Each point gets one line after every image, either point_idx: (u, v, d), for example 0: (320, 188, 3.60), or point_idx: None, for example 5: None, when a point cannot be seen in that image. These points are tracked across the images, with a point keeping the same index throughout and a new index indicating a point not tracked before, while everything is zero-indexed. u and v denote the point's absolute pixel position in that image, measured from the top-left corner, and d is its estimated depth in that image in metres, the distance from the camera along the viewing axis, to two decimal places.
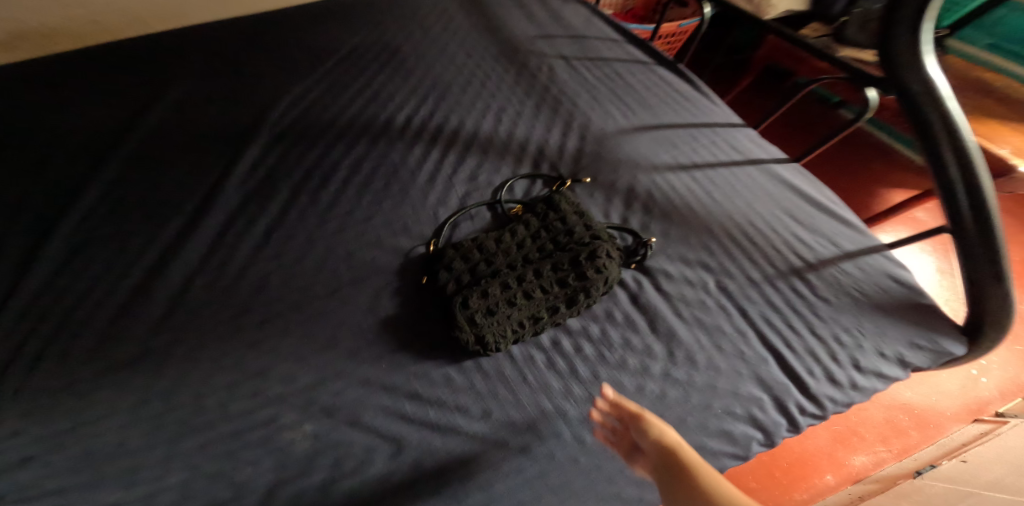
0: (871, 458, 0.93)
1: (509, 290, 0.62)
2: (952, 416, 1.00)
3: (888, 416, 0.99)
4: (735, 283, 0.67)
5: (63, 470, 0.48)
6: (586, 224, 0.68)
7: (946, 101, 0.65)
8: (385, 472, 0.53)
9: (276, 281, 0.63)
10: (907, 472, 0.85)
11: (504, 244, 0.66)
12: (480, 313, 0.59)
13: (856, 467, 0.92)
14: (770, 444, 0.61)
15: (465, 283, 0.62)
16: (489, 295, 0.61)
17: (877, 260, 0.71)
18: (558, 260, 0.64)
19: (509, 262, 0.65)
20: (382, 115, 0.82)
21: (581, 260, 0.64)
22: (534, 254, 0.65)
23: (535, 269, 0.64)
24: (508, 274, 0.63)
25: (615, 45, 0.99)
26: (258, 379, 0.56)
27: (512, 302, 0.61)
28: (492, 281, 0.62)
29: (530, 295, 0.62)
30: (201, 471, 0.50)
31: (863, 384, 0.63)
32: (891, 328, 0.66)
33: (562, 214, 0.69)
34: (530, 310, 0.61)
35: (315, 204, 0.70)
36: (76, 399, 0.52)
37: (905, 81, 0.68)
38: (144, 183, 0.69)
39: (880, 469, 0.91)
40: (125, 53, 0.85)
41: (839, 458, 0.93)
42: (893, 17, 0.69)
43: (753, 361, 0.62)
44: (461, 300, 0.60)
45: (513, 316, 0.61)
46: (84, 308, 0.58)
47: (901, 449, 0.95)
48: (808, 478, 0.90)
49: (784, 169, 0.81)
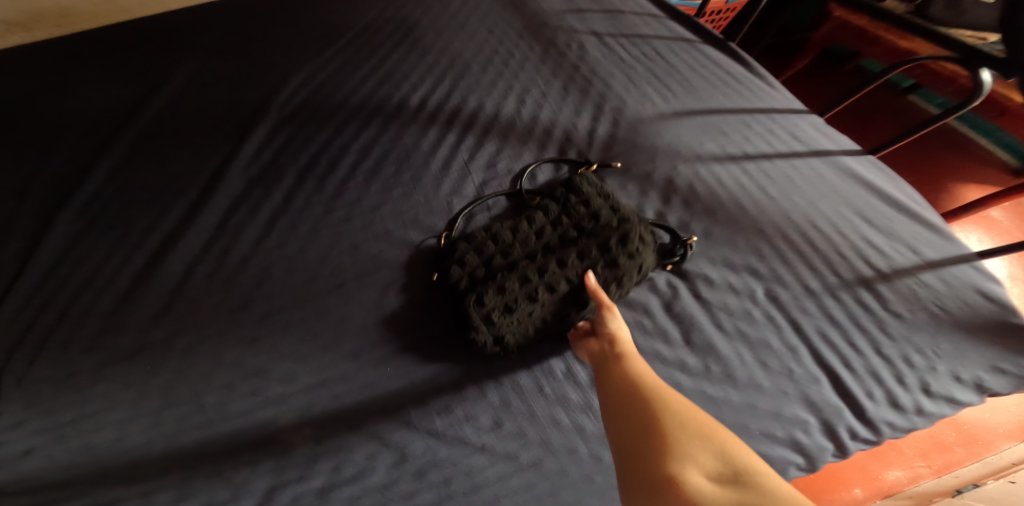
0: (907, 473, 0.83)
1: (529, 284, 0.54)
2: (1004, 433, 0.87)
3: (930, 430, 0.87)
4: (788, 293, 0.59)
5: (59, 466, 0.46)
6: (612, 206, 0.60)
7: None
8: (386, 481, 0.49)
9: (280, 272, 0.59)
10: (945, 490, 0.77)
11: (522, 233, 0.59)
12: (497, 312, 0.53)
13: (890, 481, 0.82)
14: (811, 469, 0.54)
15: (479, 278, 0.55)
16: (507, 290, 0.54)
17: (963, 271, 0.61)
18: (584, 247, 0.56)
19: (528, 253, 0.57)
20: (396, 95, 0.77)
21: (610, 245, 0.56)
22: (556, 242, 0.58)
23: (558, 259, 0.56)
24: (526, 266, 0.55)
25: (655, 21, 0.90)
26: (256, 377, 0.53)
27: (533, 297, 0.54)
28: (509, 274, 0.55)
29: (554, 288, 0.54)
30: (199, 472, 0.48)
31: (930, 410, 0.54)
32: (971, 348, 0.57)
33: (585, 198, 0.61)
34: (553, 306, 0.55)
35: (322, 191, 0.66)
36: (74, 391, 0.50)
37: None
38: (153, 166, 0.67)
39: (916, 485, 0.81)
40: (140, 31, 0.83)
41: (871, 471, 0.82)
42: None
43: (802, 380, 0.54)
44: (475, 297, 0.54)
45: (534, 314, 0.54)
46: (87, 295, 0.56)
47: (943, 465, 0.83)
48: (834, 491, 0.81)
49: (855, 161, 0.71)
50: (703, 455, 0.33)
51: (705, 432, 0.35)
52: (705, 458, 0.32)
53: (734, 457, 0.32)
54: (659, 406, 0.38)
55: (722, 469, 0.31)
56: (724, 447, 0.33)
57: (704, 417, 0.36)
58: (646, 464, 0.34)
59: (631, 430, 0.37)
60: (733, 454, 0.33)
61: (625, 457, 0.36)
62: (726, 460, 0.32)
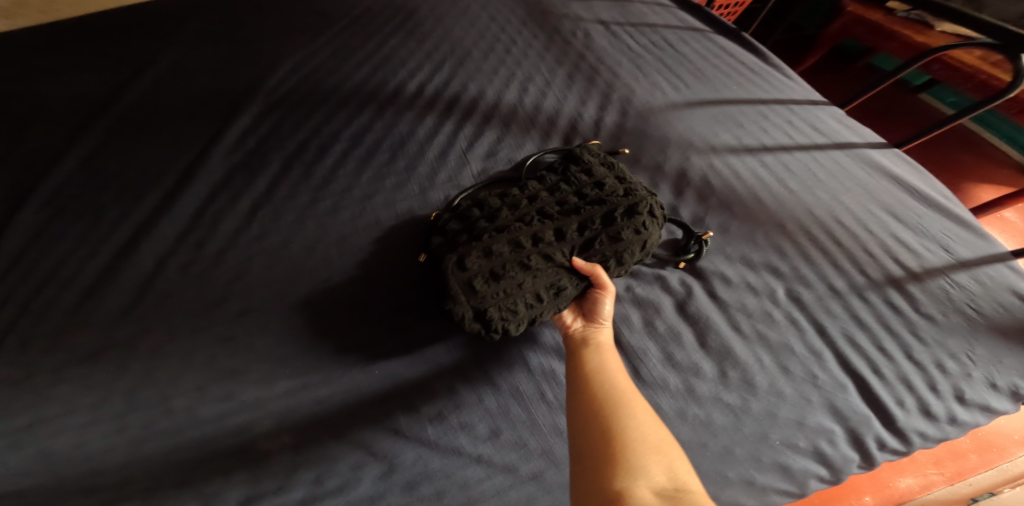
0: (919, 480, 0.76)
1: (521, 250, 0.45)
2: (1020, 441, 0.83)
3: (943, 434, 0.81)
4: (811, 293, 0.54)
5: (10, 475, 0.42)
6: (618, 177, 0.52)
7: None
8: (373, 495, 0.45)
9: (262, 266, 0.55)
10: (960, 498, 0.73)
11: (512, 198, 0.50)
12: (480, 278, 0.44)
13: (900, 489, 0.75)
14: (834, 481, 0.50)
15: (461, 241, 0.46)
16: (495, 253, 0.45)
17: (997, 272, 0.57)
18: (588, 215, 0.48)
19: (520, 218, 0.48)
20: (391, 82, 0.73)
21: (615, 216, 0.48)
22: (554, 209, 0.48)
23: (557, 228, 0.47)
24: (519, 229, 0.46)
25: (664, 10, 0.86)
26: (233, 379, 0.48)
27: (526, 266, 0.45)
28: (497, 236, 0.45)
29: (549, 257, 0.46)
30: (165, 482, 0.43)
31: (964, 419, 0.50)
32: (1008, 352, 0.52)
33: (586, 166, 0.53)
34: (549, 278, 0.46)
35: (309, 179, 0.62)
36: (32, 393, 0.45)
37: None
38: (130, 151, 0.62)
39: (928, 494, 0.75)
40: (127, 14, 0.79)
41: (882, 477, 0.75)
42: None
43: (827, 387, 0.50)
44: (454, 260, 0.45)
45: (525, 286, 0.45)
46: (51, 288, 0.51)
47: (955, 472, 0.78)
48: (841, 498, 0.74)
49: (878, 155, 0.67)
50: (653, 468, 0.34)
51: (659, 446, 0.36)
52: (654, 471, 0.34)
53: (681, 476, 0.35)
54: (621, 406, 0.39)
55: (668, 485, 0.33)
56: (673, 464, 0.35)
57: (660, 429, 0.38)
58: (595, 467, 0.35)
59: (593, 431, 0.38)
60: (681, 474, 0.35)
61: (577, 453, 0.37)
62: (673, 477, 0.34)
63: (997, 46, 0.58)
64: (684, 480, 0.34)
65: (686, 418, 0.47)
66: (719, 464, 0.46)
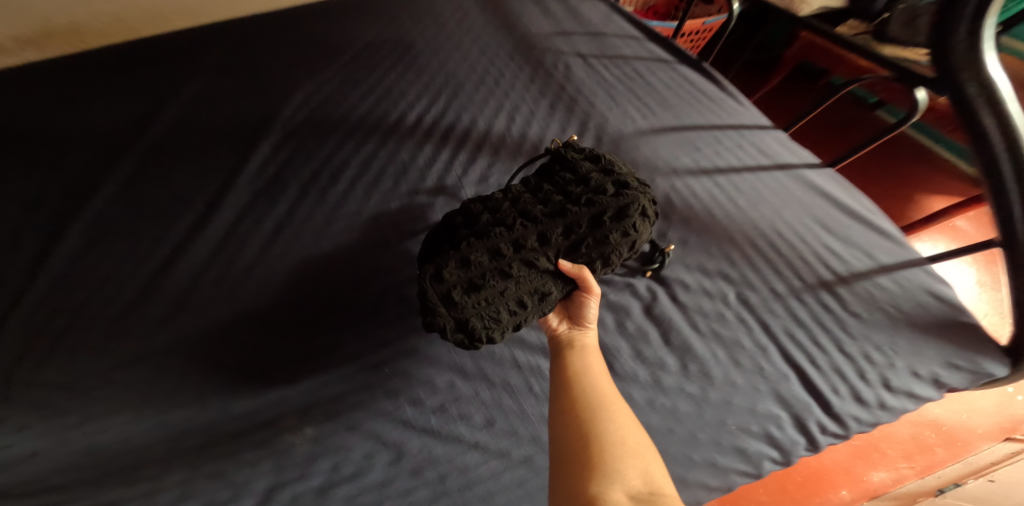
0: (892, 474, 0.97)
1: (502, 259, 0.50)
2: (982, 435, 1.04)
3: (913, 433, 1.03)
4: (758, 296, 0.63)
5: (64, 467, 0.48)
6: (602, 174, 0.57)
7: (1007, 102, 0.57)
8: (385, 478, 0.52)
9: (283, 280, 0.62)
10: (929, 490, 0.92)
11: (494, 203, 0.53)
12: (458, 290, 0.48)
13: (874, 483, 0.95)
14: (786, 463, 0.58)
15: (443, 250, 0.50)
16: (476, 264, 0.49)
17: (915, 275, 0.66)
18: (575, 219, 0.52)
19: (502, 223, 0.51)
20: (393, 112, 0.81)
21: (603, 220, 0.53)
22: (540, 212, 0.52)
23: (540, 233, 0.51)
24: (501, 237, 0.50)
25: (634, 43, 0.96)
26: (261, 380, 0.55)
27: (507, 273, 0.50)
28: (477, 246, 0.49)
29: (531, 264, 0.51)
30: (202, 471, 0.50)
31: (892, 404, 0.58)
32: (926, 345, 0.61)
33: (572, 168, 0.57)
34: (530, 285, 0.51)
35: (323, 202, 0.70)
36: (83, 395, 0.52)
37: (961, 82, 0.60)
38: (161, 179, 0.70)
39: (900, 486, 0.96)
40: (152, 51, 0.86)
41: (857, 473, 0.97)
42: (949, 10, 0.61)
43: (773, 377, 0.58)
44: (433, 273, 0.49)
45: (506, 293, 0.50)
46: (96, 302, 0.58)
47: (924, 466, 0.98)
48: (824, 493, 0.94)
49: (816, 174, 0.77)
50: (631, 470, 0.41)
51: (636, 450, 0.43)
52: (633, 473, 0.41)
53: (655, 479, 0.41)
54: (604, 411, 0.45)
55: (643, 488, 0.40)
56: (648, 468, 0.42)
57: (637, 435, 0.44)
58: (577, 466, 0.41)
59: (575, 431, 0.43)
60: (656, 478, 0.41)
61: (561, 450, 0.43)
62: (648, 480, 0.40)
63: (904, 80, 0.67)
64: (657, 482, 0.41)
65: (654, 407, 0.55)
66: (685, 447, 0.54)
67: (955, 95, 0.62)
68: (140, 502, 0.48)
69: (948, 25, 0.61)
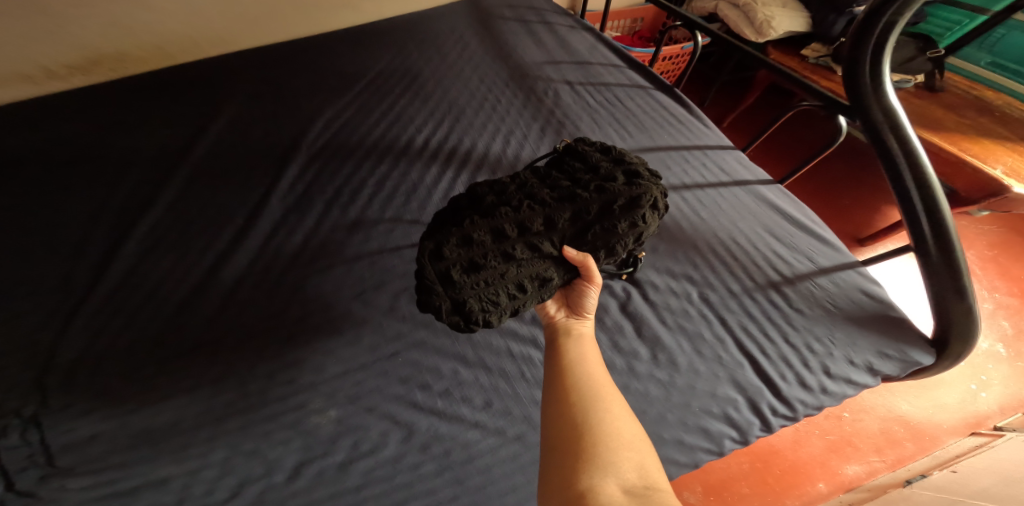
0: (864, 468, 1.08)
1: (506, 242, 0.57)
2: (949, 429, 1.15)
3: (883, 427, 1.14)
4: (717, 294, 0.74)
5: (125, 446, 0.57)
6: (614, 166, 0.64)
7: (906, 131, 0.69)
8: (397, 453, 0.61)
9: (311, 284, 0.72)
10: (898, 481, 1.00)
11: (507, 189, 0.61)
12: (457, 269, 0.55)
13: (849, 475, 1.07)
14: (744, 442, 0.66)
15: (446, 231, 0.57)
16: (479, 244, 0.56)
17: (850, 276, 0.77)
18: (585, 205, 0.59)
19: (514, 205, 0.58)
20: (403, 136, 0.92)
21: (613, 209, 0.60)
22: (551, 199, 0.60)
23: (547, 217, 0.58)
24: (509, 219, 0.57)
25: (616, 71, 1.08)
26: (292, 368, 0.65)
27: (509, 256, 0.57)
28: (479, 227, 0.56)
29: (534, 248, 0.58)
30: (242, 449, 0.59)
31: (833, 389, 0.68)
32: (862, 338, 0.71)
33: (586, 161, 0.65)
34: (531, 270, 0.58)
35: (344, 216, 0.80)
36: (142, 382, 0.62)
37: (869, 111, 0.72)
38: (204, 197, 0.80)
39: (872, 478, 1.06)
40: (194, 83, 0.99)
41: (832, 467, 1.08)
42: (856, 55, 0.71)
43: (730, 365, 0.68)
44: (435, 252, 0.55)
45: (506, 276, 0.57)
46: (152, 303, 0.68)
47: (894, 460, 1.09)
48: (801, 485, 1.05)
49: (768, 190, 0.88)
50: (626, 463, 0.44)
51: (631, 443, 0.46)
52: (628, 465, 0.43)
53: (649, 472, 0.44)
54: (600, 405, 0.48)
55: (639, 481, 0.42)
56: (644, 462, 0.44)
57: (632, 429, 0.47)
58: (575, 457, 0.44)
59: (573, 425, 0.47)
60: (650, 471, 0.44)
61: (560, 441, 0.46)
62: (643, 473, 0.43)
63: (830, 108, 0.79)
64: (652, 475, 0.43)
65: (629, 390, 0.65)
66: (656, 426, 0.63)
67: (866, 122, 0.72)
68: (188, 476, 0.57)
69: (856, 66, 0.72)
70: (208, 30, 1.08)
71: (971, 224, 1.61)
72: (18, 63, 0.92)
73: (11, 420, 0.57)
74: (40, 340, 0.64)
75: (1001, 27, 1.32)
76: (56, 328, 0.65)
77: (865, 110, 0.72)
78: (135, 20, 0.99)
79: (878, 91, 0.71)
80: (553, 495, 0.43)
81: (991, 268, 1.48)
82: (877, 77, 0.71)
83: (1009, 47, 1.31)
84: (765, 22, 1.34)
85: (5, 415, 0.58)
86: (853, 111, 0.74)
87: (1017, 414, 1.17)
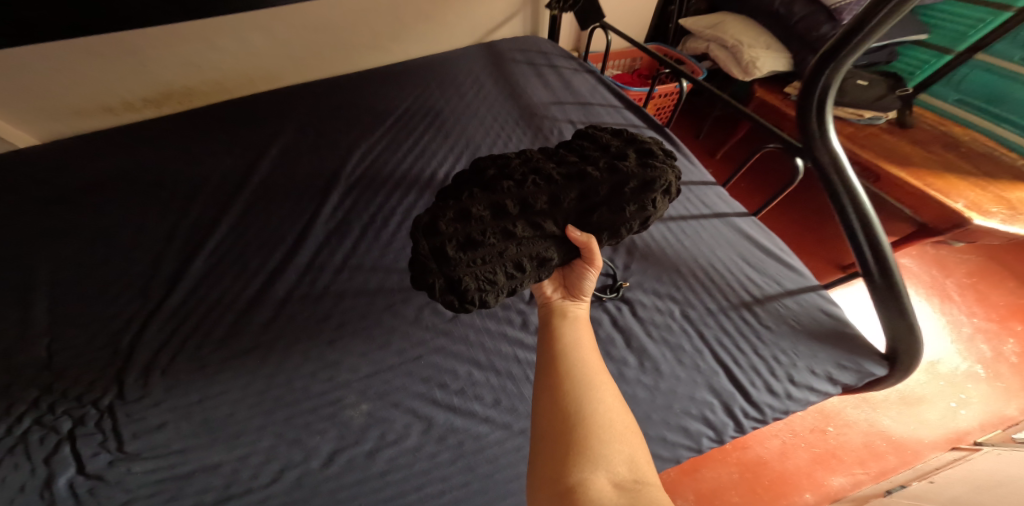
0: (849, 479, 1.16)
1: (507, 219, 0.67)
2: (930, 444, 1.23)
3: (867, 442, 1.22)
4: (696, 311, 0.85)
5: (191, 432, 0.69)
6: (619, 149, 0.75)
7: (847, 172, 0.81)
8: (417, 443, 0.72)
9: (348, 296, 0.85)
10: (879, 491, 1.09)
11: (515, 170, 0.72)
12: (453, 247, 0.63)
13: (834, 486, 1.15)
14: (720, 441, 0.76)
15: (445, 212, 0.66)
16: (477, 220, 0.65)
17: (812, 298, 0.88)
18: (591, 187, 0.70)
19: (520, 182, 0.69)
20: (427, 170, 1.06)
21: (621, 190, 0.70)
22: (559, 177, 0.71)
23: (553, 194, 0.69)
24: (511, 197, 0.68)
25: (614, 111, 1.21)
26: (331, 368, 0.77)
27: (511, 234, 0.66)
28: (478, 207, 0.67)
29: (537, 227, 0.68)
30: (286, 437, 0.71)
31: (797, 395, 0.78)
32: (822, 350, 0.82)
33: (597, 145, 0.78)
34: (530, 250, 0.67)
35: (378, 238, 0.93)
36: (206, 378, 0.74)
37: (816, 151, 0.85)
38: (260, 220, 0.94)
39: (857, 489, 1.14)
40: (247, 117, 1.13)
41: (818, 478, 1.16)
42: (802, 106, 0.84)
43: (707, 373, 0.79)
44: (433, 230, 0.65)
45: (505, 255, 0.65)
46: (217, 310, 0.81)
47: (878, 472, 1.17)
48: (788, 494, 1.13)
49: (743, 221, 1.00)
50: (616, 456, 0.52)
51: (622, 436, 0.55)
52: (618, 459, 0.52)
53: (640, 467, 0.52)
54: (594, 399, 0.57)
55: (629, 475, 0.51)
56: (634, 456, 0.53)
57: (623, 423, 0.56)
58: (570, 450, 0.52)
59: (570, 419, 0.55)
60: (639, 465, 0.53)
61: (558, 432, 0.55)
62: (632, 467, 0.52)
63: (789, 150, 0.91)
64: (641, 468, 0.52)
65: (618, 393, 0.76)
66: (642, 424, 0.74)
67: (815, 162, 0.85)
68: (238, 460, 0.68)
69: (802, 118, 0.85)
70: (260, 69, 1.23)
71: (952, 253, 1.70)
72: (105, 99, 1.11)
73: (90, 410, 0.69)
74: (120, 342, 0.76)
75: (964, 67, 1.44)
76: (131, 332, 0.78)
77: (813, 152, 0.85)
78: (205, 60, 1.15)
79: (824, 133, 0.84)
80: (550, 483, 0.51)
81: (970, 295, 1.57)
82: (821, 129, 0.84)
83: (972, 84, 1.44)
84: (750, 62, 1.48)
85: (86, 405, 0.70)
86: (805, 152, 0.87)
87: (995, 430, 1.24)
